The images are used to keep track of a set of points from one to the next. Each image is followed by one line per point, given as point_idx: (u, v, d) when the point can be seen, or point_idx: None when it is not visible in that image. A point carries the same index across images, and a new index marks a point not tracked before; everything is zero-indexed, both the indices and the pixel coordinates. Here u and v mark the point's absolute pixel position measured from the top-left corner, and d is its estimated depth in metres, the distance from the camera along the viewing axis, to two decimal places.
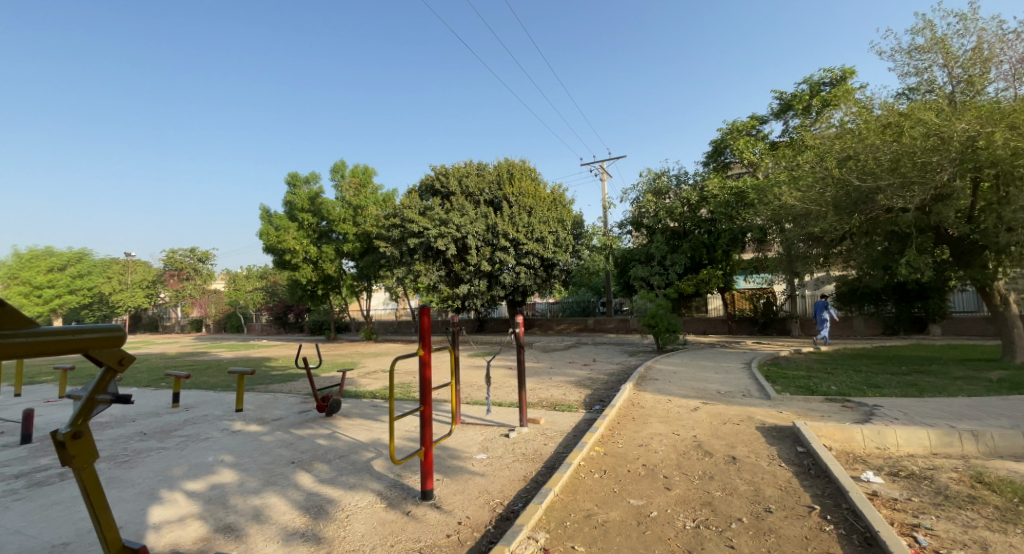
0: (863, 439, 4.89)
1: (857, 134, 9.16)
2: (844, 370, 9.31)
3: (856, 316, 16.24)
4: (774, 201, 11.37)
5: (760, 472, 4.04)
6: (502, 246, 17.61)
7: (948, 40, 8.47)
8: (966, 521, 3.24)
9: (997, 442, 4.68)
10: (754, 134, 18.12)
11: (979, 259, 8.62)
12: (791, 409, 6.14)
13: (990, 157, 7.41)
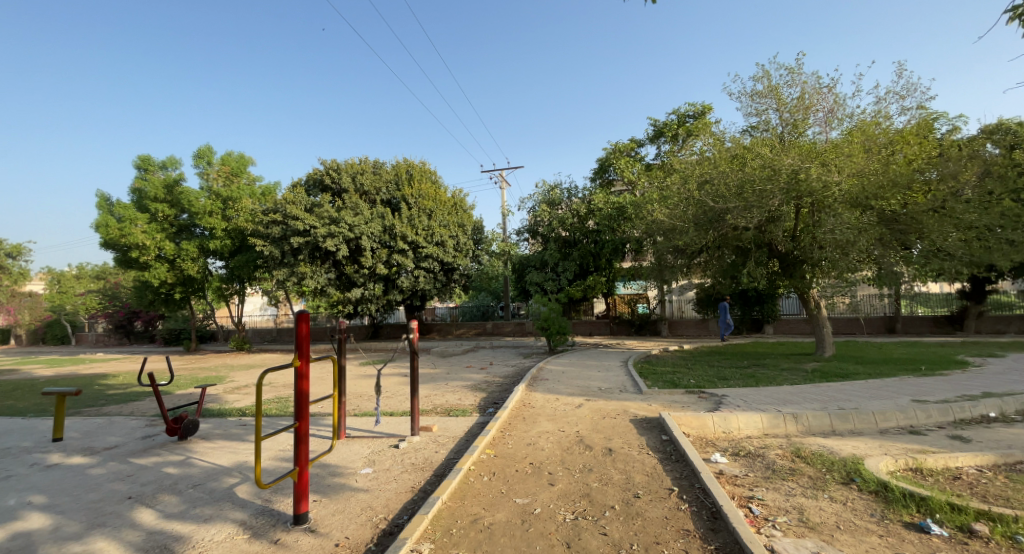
0: (714, 425, 5.67)
1: (713, 162, 10.63)
2: (702, 365, 10.69)
3: (711, 318, 18.80)
4: (648, 217, 12.67)
5: (632, 461, 4.45)
6: (399, 249, 16.96)
7: (779, 89, 10.26)
8: (786, 490, 3.93)
9: (808, 422, 5.75)
10: (633, 155, 20.05)
11: (799, 271, 10.57)
12: (659, 402, 6.87)
13: (807, 188, 9.16)
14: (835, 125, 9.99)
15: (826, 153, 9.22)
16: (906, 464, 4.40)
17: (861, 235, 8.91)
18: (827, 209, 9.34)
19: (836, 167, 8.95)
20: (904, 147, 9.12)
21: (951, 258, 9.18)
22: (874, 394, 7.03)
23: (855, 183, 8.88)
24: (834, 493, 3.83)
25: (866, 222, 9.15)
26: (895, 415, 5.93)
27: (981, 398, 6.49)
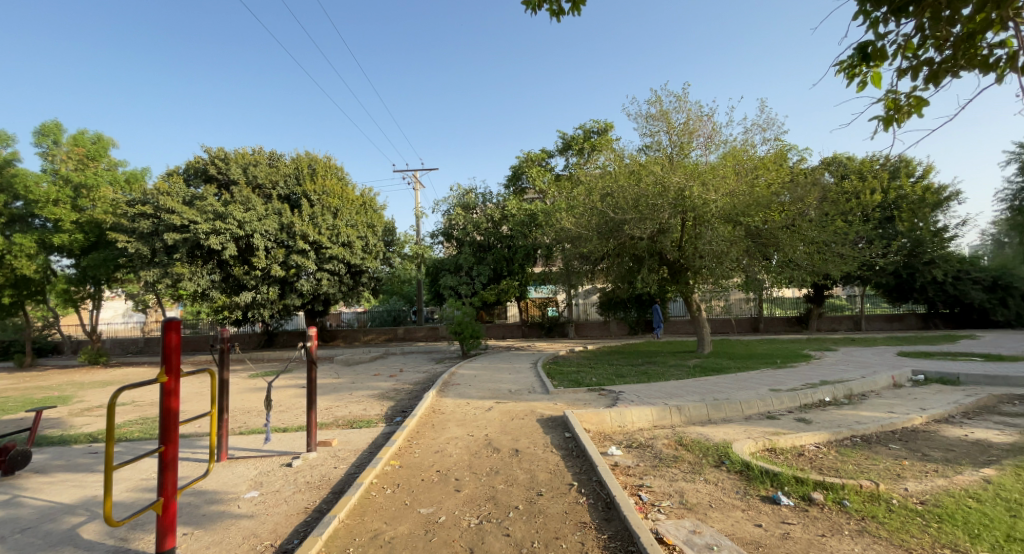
0: (611, 419, 6.07)
1: (614, 176, 11.42)
2: (603, 364, 11.38)
3: (612, 320, 20.14)
4: (557, 224, 13.25)
5: (536, 460, 4.60)
6: (299, 249, 15.63)
7: (669, 114, 11.36)
8: (670, 476, 4.34)
9: (691, 413, 6.41)
10: (544, 165, 20.79)
11: (684, 277, 11.75)
12: (564, 401, 7.18)
13: (690, 205, 10.28)
14: (713, 149, 11.31)
15: (706, 173, 10.39)
16: (764, 445, 5.10)
17: (732, 247, 10.25)
18: (706, 222, 10.51)
19: (713, 187, 10.14)
20: (766, 172, 10.61)
21: (798, 267, 10.88)
22: (742, 386, 8.06)
23: (728, 202, 10.14)
24: (708, 475, 4.33)
25: (736, 235, 10.50)
26: (757, 403, 6.85)
27: (820, 385, 7.77)
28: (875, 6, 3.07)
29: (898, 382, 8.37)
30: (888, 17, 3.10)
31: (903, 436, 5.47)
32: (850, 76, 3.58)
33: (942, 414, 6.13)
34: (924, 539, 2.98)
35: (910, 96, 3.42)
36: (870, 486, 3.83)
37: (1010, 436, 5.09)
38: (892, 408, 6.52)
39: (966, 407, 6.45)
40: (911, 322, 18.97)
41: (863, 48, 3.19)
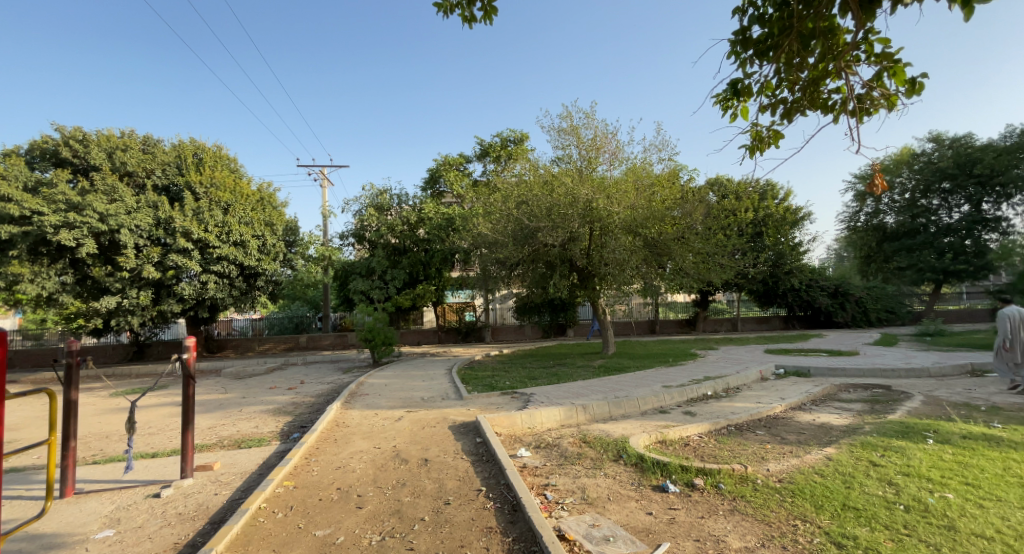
0: (521, 422, 6.19)
1: (529, 185, 11.78)
2: (516, 368, 11.59)
3: (527, 324, 20.58)
4: (473, 229, 13.28)
5: (445, 468, 4.54)
6: (179, 248, 13.76)
7: (579, 129, 11.99)
8: (574, 473, 4.55)
9: (595, 412, 6.77)
10: (461, 169, 20.66)
11: (591, 283, 12.38)
12: (476, 405, 7.18)
13: (596, 216, 10.92)
14: (617, 165, 12.11)
15: (610, 187, 11.12)
16: (657, 437, 5.54)
17: (632, 256, 11.07)
18: (610, 232, 11.19)
19: (616, 200, 10.87)
20: (661, 189, 11.59)
21: (687, 275, 12.06)
22: (640, 383, 8.71)
23: (629, 214, 10.93)
24: (607, 469, 4.60)
25: (636, 245, 11.36)
26: (652, 399, 7.45)
27: (704, 381, 8.67)
28: (744, 49, 3.53)
29: (764, 376, 9.62)
30: (754, 59, 3.58)
31: (767, 422, 6.30)
32: (724, 108, 4.06)
33: (797, 403, 7.17)
34: (782, 512, 3.45)
35: (770, 129, 3.98)
36: (741, 470, 4.33)
37: (845, 419, 6.10)
38: (760, 399, 7.47)
39: (815, 395, 7.60)
40: (775, 323, 21.93)
41: (734, 84, 3.64)
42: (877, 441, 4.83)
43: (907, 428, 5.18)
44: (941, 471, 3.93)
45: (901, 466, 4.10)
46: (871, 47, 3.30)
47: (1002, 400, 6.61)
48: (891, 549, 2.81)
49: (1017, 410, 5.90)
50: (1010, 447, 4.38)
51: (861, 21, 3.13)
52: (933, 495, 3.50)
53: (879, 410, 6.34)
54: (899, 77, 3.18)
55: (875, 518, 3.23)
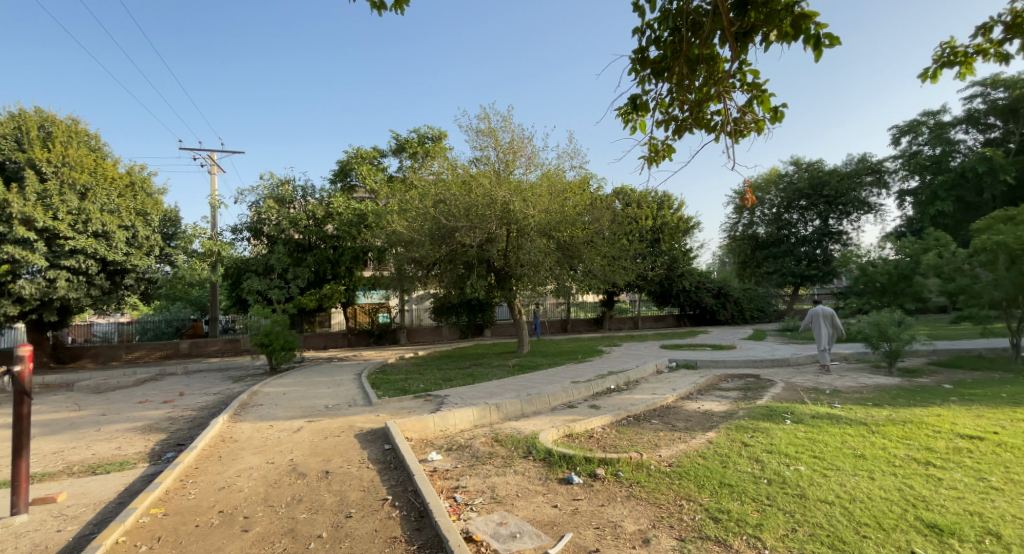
0: (433, 425, 6.06)
1: (447, 184, 11.64)
2: (430, 370, 11.38)
3: (444, 325, 20.28)
4: (388, 227, 12.82)
5: (348, 480, 4.30)
6: (17, 238, 11.47)
7: (496, 131, 12.08)
8: (484, 473, 4.56)
9: (507, 410, 6.85)
10: (375, 163, 19.68)
11: (508, 284, 12.50)
12: (386, 411, 6.90)
13: (513, 218, 11.08)
14: (533, 169, 12.32)
15: (526, 191, 11.35)
16: (564, 432, 5.75)
17: (546, 258, 11.39)
18: (526, 234, 11.44)
19: (532, 204, 11.13)
20: (573, 195, 12.04)
21: (595, 277, 12.66)
22: (550, 380, 9.00)
23: (543, 217, 11.23)
24: (517, 466, 4.68)
25: (550, 247, 11.70)
26: (561, 395, 7.73)
27: (608, 376, 9.22)
28: (642, 67, 3.80)
29: (660, 369, 10.48)
30: (650, 77, 3.87)
31: (660, 412, 6.86)
32: (626, 120, 4.33)
33: (686, 392, 7.90)
34: (670, 494, 3.76)
35: (665, 143, 4.33)
36: (637, 457, 4.65)
37: (724, 406, 6.83)
38: (656, 390, 8.12)
39: (701, 386, 8.43)
40: (670, 321, 24.02)
41: (633, 98, 3.92)
42: (749, 423, 5.48)
43: (772, 411, 5.94)
44: (797, 447, 4.56)
45: (766, 445, 4.70)
46: (745, 76, 3.74)
47: (842, 383, 7.86)
48: (757, 519, 3.19)
49: (852, 392, 7.05)
50: (847, 424, 5.22)
51: (737, 53, 3.53)
52: (789, 468, 4.05)
53: (751, 397, 7.21)
54: (765, 105, 3.64)
55: (745, 492, 3.66)
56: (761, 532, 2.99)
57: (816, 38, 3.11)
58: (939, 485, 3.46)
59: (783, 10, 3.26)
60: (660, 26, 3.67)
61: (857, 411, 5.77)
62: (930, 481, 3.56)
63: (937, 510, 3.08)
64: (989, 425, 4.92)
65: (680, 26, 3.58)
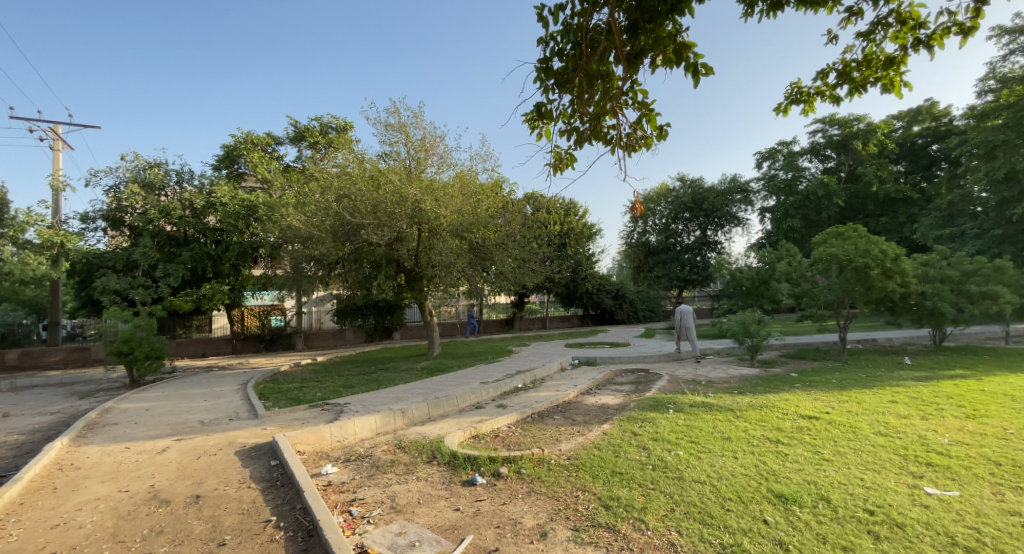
0: (330, 435, 5.68)
1: (352, 178, 11.01)
2: (330, 376, 10.68)
3: (347, 328, 19.20)
4: (282, 221, 11.82)
5: (224, 503, 3.85)
6: None
7: (407, 127, 11.72)
8: (384, 482, 4.37)
9: (412, 416, 6.66)
10: (269, 151, 17.97)
11: (418, 284, 12.15)
12: (275, 423, 6.33)
13: (425, 218, 10.80)
14: (445, 169, 12.08)
15: (438, 190, 11.13)
16: (470, 433, 5.73)
17: (458, 259, 11.30)
18: (438, 234, 11.25)
19: (444, 203, 10.95)
20: (486, 197, 12.04)
21: (506, 279, 12.80)
22: (459, 382, 8.95)
23: (455, 218, 11.09)
24: (419, 473, 4.56)
25: (462, 248, 11.62)
26: (469, 396, 7.71)
27: (515, 375, 9.39)
28: (547, 76, 3.92)
29: (564, 367, 10.96)
30: (554, 88, 4.00)
31: (562, 408, 7.16)
32: (532, 127, 4.43)
33: (586, 388, 8.35)
34: (567, 487, 3.93)
35: (568, 152, 4.52)
36: (539, 453, 4.79)
37: (618, 399, 7.33)
38: (559, 387, 8.47)
39: (599, 381, 8.97)
40: (575, 321, 25.30)
41: (538, 106, 4.02)
42: (639, 415, 5.94)
43: (658, 402, 6.50)
44: (677, 434, 5.04)
45: (652, 433, 5.13)
46: (636, 95, 4.03)
47: (715, 375, 8.87)
48: (643, 503, 3.45)
49: (723, 382, 7.99)
50: (718, 410, 5.89)
51: (630, 73, 3.79)
52: (670, 453, 4.46)
53: (641, 390, 7.82)
54: (652, 123, 3.97)
55: (633, 479, 3.95)
56: (646, 514, 3.24)
57: (695, 66, 3.46)
58: (786, 460, 4.05)
59: (667, 38, 3.58)
60: (563, 39, 3.81)
61: (727, 399, 6.54)
62: (780, 456, 4.15)
63: (784, 481, 3.60)
64: (824, 406, 5.87)
65: (580, 41, 3.75)
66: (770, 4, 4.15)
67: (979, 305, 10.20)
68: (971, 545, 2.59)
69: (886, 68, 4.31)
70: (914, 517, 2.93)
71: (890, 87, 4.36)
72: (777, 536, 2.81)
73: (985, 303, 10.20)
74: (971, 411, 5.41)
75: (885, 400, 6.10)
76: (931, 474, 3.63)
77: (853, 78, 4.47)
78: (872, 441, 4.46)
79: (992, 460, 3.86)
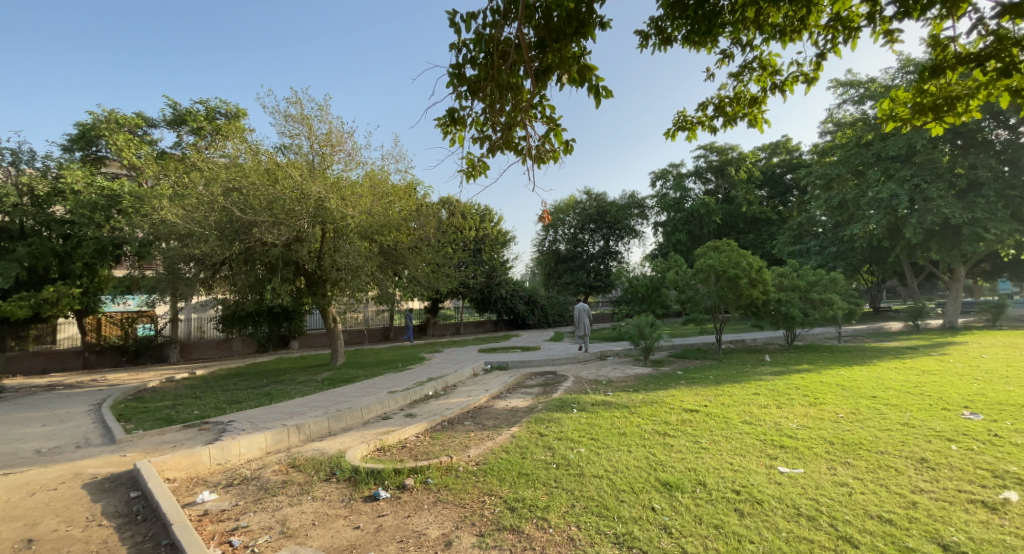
0: (209, 458, 5.05)
1: (243, 170, 10.00)
2: (212, 392, 9.51)
3: (235, 336, 17.30)
4: (153, 214, 10.35)
5: (64, 547, 3.24)
6: None
7: (310, 120, 10.95)
8: (273, 506, 3.99)
9: (310, 431, 6.19)
10: (139, 134, 15.62)
11: (321, 288, 11.34)
12: (139, 448, 5.48)
13: (329, 217, 10.14)
14: (353, 167, 11.49)
15: (344, 189, 10.52)
16: (375, 446, 5.47)
17: (366, 262, 10.77)
18: (344, 236, 10.62)
19: (351, 203, 10.37)
20: (398, 199, 11.63)
21: (419, 284, 12.49)
22: (364, 393, 8.51)
23: (364, 219, 10.55)
24: (315, 492, 4.24)
25: (371, 251, 11.10)
26: (375, 407, 7.37)
27: (425, 383, 9.17)
28: (459, 83, 3.93)
29: (476, 372, 10.96)
30: (467, 95, 4.02)
31: (472, 414, 7.14)
32: (445, 132, 4.40)
33: (497, 393, 8.43)
34: (474, 493, 3.92)
35: (480, 159, 4.55)
36: (447, 461, 4.72)
37: (527, 402, 7.51)
38: (470, 393, 8.45)
39: (509, 385, 9.11)
40: (488, 326, 25.56)
41: (450, 112, 4.01)
42: (546, 416, 6.14)
43: (563, 403, 6.78)
44: (580, 432, 5.31)
45: (557, 433, 5.35)
46: (545, 110, 4.21)
47: (614, 375, 9.49)
48: (546, 501, 3.57)
49: (620, 382, 8.57)
50: (616, 408, 6.31)
51: (539, 87, 3.95)
52: (572, 451, 4.69)
53: (548, 392, 8.10)
54: (559, 138, 4.16)
55: (538, 479, 4.07)
56: (548, 513, 3.36)
57: (597, 87, 3.71)
58: (672, 451, 4.46)
59: (572, 59, 3.80)
60: (475, 47, 3.86)
61: (624, 397, 7.02)
62: (666, 448, 4.56)
63: (669, 470, 3.96)
64: (703, 400, 6.58)
65: (492, 51, 3.83)
66: (662, 39, 4.61)
67: (820, 310, 12.18)
68: (811, 514, 3.07)
69: (751, 106, 5.00)
70: (769, 494, 3.39)
71: (754, 122, 5.07)
72: (662, 522, 3.07)
73: (823, 308, 12.22)
74: (813, 399, 6.44)
75: (752, 393, 7.01)
76: (784, 454, 4.24)
77: (726, 111, 5.12)
78: (740, 429, 5.09)
79: (827, 440, 4.61)
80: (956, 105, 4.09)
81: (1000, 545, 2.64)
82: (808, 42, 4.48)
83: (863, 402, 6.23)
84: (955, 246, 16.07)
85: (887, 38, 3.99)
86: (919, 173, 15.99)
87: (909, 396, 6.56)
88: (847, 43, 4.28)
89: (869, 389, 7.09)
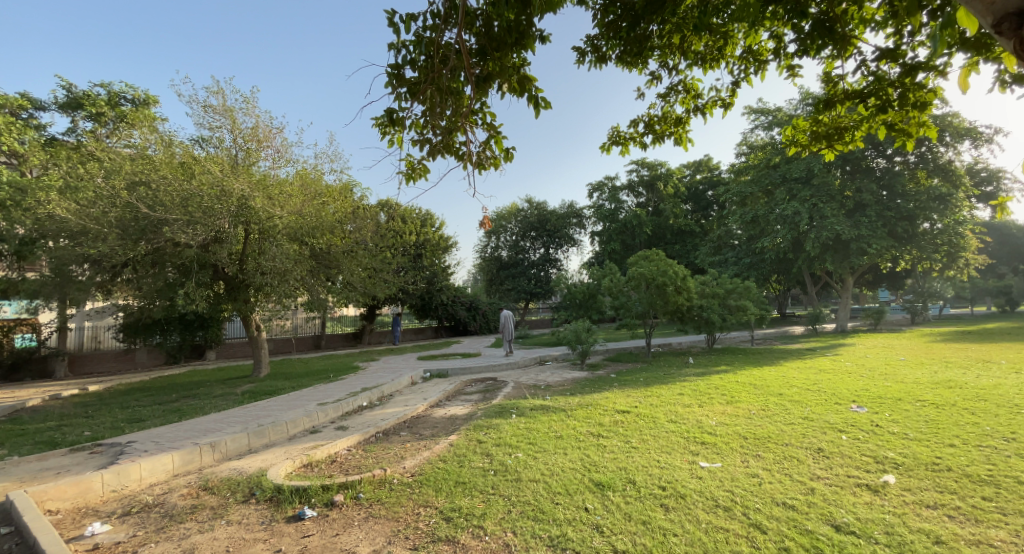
0: (102, 485, 4.48)
1: (153, 162, 9.05)
2: (108, 410, 8.43)
3: (139, 347, 15.48)
4: (38, 208, 9.07)
5: None
6: None
7: (233, 112, 10.20)
8: (179, 534, 3.62)
9: (226, 448, 5.71)
10: (23, 117, 13.71)
11: (243, 293, 10.50)
12: (14, 477, 4.75)
13: (253, 216, 9.45)
14: (282, 164, 10.82)
15: (271, 187, 9.89)
16: (301, 461, 5.14)
17: (294, 266, 10.16)
18: (271, 237, 9.97)
19: (278, 203, 9.75)
20: (332, 201, 11.12)
21: (354, 289, 11.97)
22: (290, 405, 7.99)
23: (293, 219, 9.96)
24: (230, 516, 3.90)
25: (301, 254, 10.49)
26: (302, 421, 6.95)
27: (359, 393, 8.79)
28: (398, 83, 3.84)
29: (414, 381, 10.70)
30: (406, 96, 3.93)
31: (409, 423, 6.94)
32: (383, 133, 4.29)
33: (435, 401, 8.25)
34: (409, 505, 3.82)
35: (420, 162, 4.47)
36: (380, 474, 4.53)
37: (466, 409, 7.42)
38: (407, 402, 8.20)
39: (448, 393, 8.97)
40: (428, 333, 25.07)
41: (389, 112, 3.87)
42: (484, 422, 6.12)
43: (502, 408, 6.82)
44: (518, 438, 5.33)
45: (495, 439, 5.35)
46: (485, 116, 4.24)
47: (552, 379, 9.67)
48: (482, 509, 3.55)
49: (557, 386, 8.77)
50: (553, 412, 6.42)
51: (479, 94, 3.97)
52: (510, 456, 4.72)
53: (487, 398, 8.08)
54: (499, 145, 4.20)
55: (474, 486, 4.04)
56: (484, 520, 3.35)
57: (536, 98, 3.82)
58: (605, 451, 4.63)
59: (512, 68, 3.88)
60: (415, 49, 3.80)
61: (560, 401, 7.16)
62: (599, 449, 4.73)
63: (602, 470, 4.11)
64: (634, 402, 6.89)
65: (432, 55, 3.80)
66: (597, 56, 4.83)
67: (735, 316, 13.28)
68: (726, 505, 3.31)
69: (676, 125, 5.37)
70: (692, 488, 3.62)
71: (678, 141, 5.44)
72: (594, 521, 3.17)
73: (738, 314, 13.33)
74: (730, 398, 6.98)
75: (677, 393, 7.44)
76: (704, 451, 4.53)
77: (654, 129, 5.45)
78: (666, 428, 5.39)
79: (741, 435, 5.02)
80: (844, 135, 4.67)
81: (881, 523, 3.00)
82: (725, 70, 4.91)
83: (773, 399, 6.85)
84: (845, 259, 18.20)
85: (789, 71, 4.50)
86: (817, 195, 17.97)
87: (809, 392, 7.32)
88: (757, 73, 4.76)
89: (777, 387, 7.80)
